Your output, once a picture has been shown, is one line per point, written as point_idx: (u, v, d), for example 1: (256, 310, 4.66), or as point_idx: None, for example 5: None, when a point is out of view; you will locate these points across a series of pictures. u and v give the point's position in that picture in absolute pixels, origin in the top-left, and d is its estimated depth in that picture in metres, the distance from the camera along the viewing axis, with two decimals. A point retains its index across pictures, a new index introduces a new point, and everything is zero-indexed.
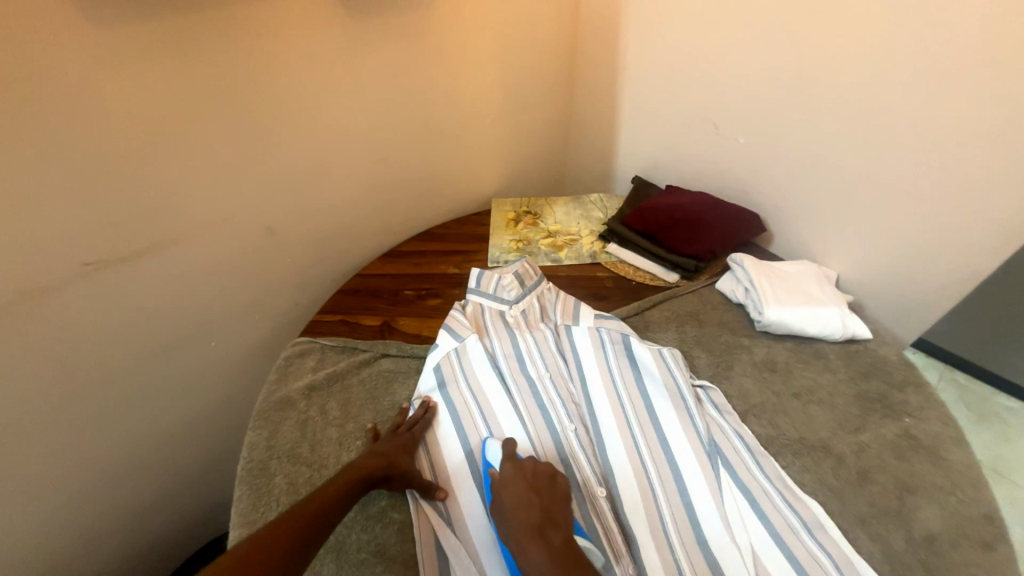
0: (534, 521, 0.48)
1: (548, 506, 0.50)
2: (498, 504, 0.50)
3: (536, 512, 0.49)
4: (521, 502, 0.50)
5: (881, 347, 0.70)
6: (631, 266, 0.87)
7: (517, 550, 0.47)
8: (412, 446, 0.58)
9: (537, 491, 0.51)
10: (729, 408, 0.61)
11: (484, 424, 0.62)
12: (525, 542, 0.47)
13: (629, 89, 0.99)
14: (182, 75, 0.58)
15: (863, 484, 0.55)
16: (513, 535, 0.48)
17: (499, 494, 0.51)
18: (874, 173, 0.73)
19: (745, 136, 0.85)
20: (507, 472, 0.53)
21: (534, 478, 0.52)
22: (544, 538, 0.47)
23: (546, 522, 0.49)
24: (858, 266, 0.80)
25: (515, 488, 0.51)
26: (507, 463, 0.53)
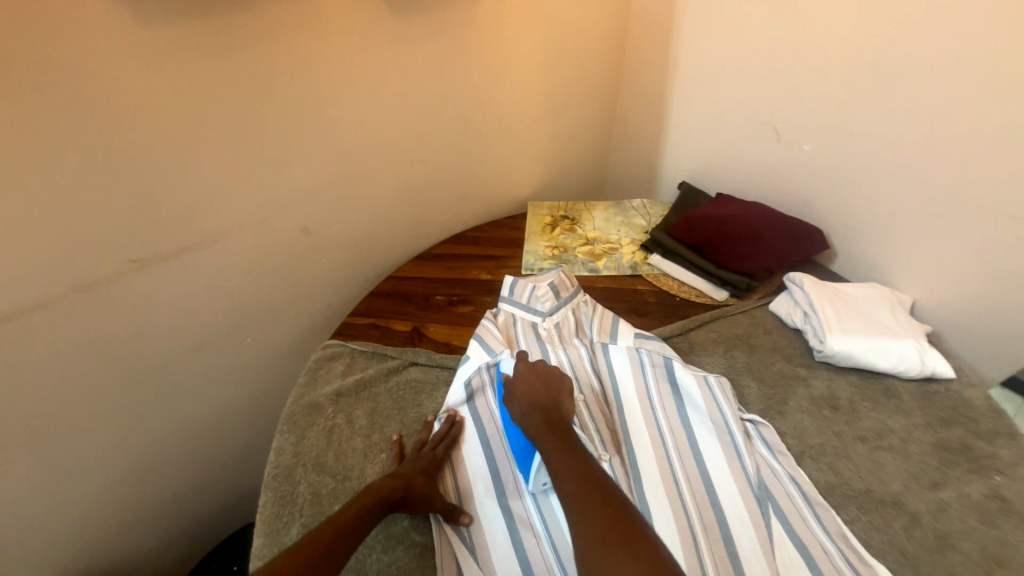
0: (539, 400, 0.56)
1: (553, 394, 0.56)
2: (510, 390, 0.57)
3: (542, 394, 0.56)
4: (530, 389, 0.57)
5: (965, 389, 0.61)
6: (675, 279, 0.81)
7: (521, 419, 0.54)
8: (435, 466, 0.56)
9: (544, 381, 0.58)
10: (783, 448, 0.55)
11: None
12: (530, 414, 0.54)
13: (681, 90, 0.93)
14: (225, 75, 0.58)
15: (943, 551, 0.47)
16: (518, 408, 0.55)
17: (510, 380, 0.58)
18: (966, 189, 0.64)
19: (811, 143, 0.77)
20: (521, 366, 0.60)
21: (543, 371, 0.59)
22: (544, 413, 0.54)
23: (548, 402, 0.56)
24: (939, 293, 0.71)
25: (525, 377, 0.58)
26: (520, 362, 0.60)
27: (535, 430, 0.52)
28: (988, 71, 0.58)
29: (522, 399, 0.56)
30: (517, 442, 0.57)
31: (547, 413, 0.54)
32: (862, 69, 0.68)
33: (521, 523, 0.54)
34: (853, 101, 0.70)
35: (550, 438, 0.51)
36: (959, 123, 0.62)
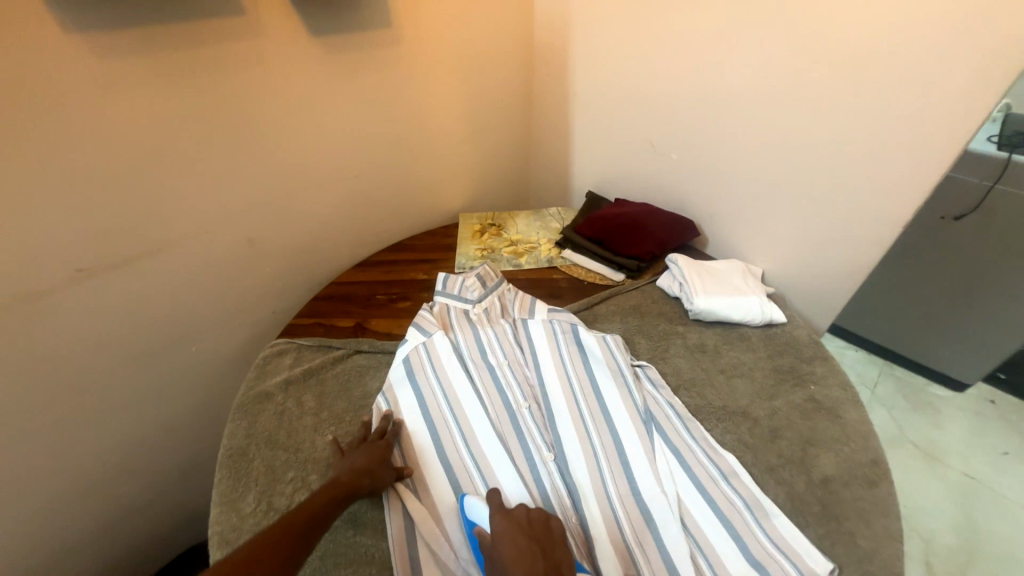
0: (535, 570, 0.47)
1: (549, 555, 0.49)
2: (495, 562, 0.48)
3: (537, 560, 0.48)
4: (520, 554, 0.48)
5: (794, 329, 0.80)
6: (583, 268, 0.97)
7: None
8: (389, 449, 0.62)
9: (535, 543, 0.50)
10: (662, 382, 0.70)
11: (464, 447, 0.65)
12: None
13: (580, 115, 1.12)
14: (173, 102, 0.65)
15: (773, 440, 0.63)
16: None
17: (492, 547, 0.50)
18: (782, 180, 0.85)
19: (677, 153, 0.98)
20: (504, 529, 0.51)
21: (529, 530, 0.52)
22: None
23: (548, 572, 0.47)
24: (777, 261, 0.92)
25: (511, 539, 0.50)
26: (498, 517, 0.53)
27: None
28: (784, 93, 0.79)
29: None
30: None
31: None
32: (705, 93, 0.88)
33: None
34: (702, 119, 0.91)
35: None
36: (771, 132, 0.83)
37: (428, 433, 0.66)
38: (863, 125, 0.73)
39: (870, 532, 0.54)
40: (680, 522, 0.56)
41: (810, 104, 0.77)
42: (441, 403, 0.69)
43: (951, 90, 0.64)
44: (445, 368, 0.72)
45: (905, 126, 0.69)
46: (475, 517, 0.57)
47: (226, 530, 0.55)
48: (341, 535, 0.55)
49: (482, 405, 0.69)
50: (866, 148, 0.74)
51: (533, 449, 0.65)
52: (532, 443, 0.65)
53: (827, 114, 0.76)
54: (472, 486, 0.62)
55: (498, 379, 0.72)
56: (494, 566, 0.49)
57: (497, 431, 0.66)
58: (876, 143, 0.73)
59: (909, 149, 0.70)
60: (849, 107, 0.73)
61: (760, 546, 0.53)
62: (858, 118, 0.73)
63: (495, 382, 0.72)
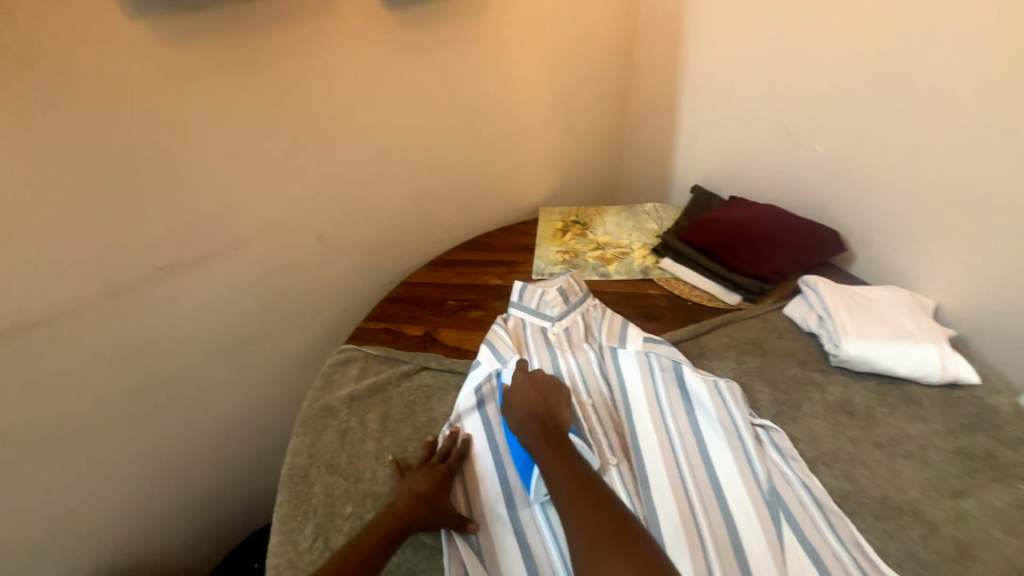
0: (534, 409, 0.57)
1: (550, 404, 0.58)
2: (508, 400, 0.59)
3: (539, 403, 0.58)
4: (526, 400, 0.58)
5: (990, 395, 0.59)
6: (686, 283, 0.81)
7: (519, 429, 0.56)
8: (448, 477, 0.55)
9: (542, 393, 0.59)
10: (794, 453, 0.55)
11: (496, 358, 0.66)
12: (526, 424, 0.56)
13: (690, 93, 0.93)
14: (243, 92, 0.61)
15: (964, 563, 0.46)
16: (515, 418, 0.57)
17: (509, 390, 0.60)
18: (989, 188, 0.62)
19: (824, 143, 0.76)
20: (518, 378, 0.61)
21: (542, 380, 0.61)
22: (540, 421, 0.56)
23: (545, 411, 0.57)
24: (965, 296, 0.68)
25: (522, 387, 0.59)
26: (519, 372, 0.61)
27: (532, 441, 0.54)
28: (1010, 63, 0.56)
29: (518, 410, 0.57)
30: (519, 451, 0.58)
31: (542, 422, 0.56)
32: (878, 65, 0.67)
33: (520, 536, 0.54)
34: (866, 100, 0.69)
35: (546, 448, 0.53)
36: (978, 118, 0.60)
37: (495, 474, 0.58)
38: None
39: None
40: None
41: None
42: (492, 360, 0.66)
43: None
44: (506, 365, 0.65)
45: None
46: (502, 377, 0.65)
47: (283, 565, 0.52)
48: None
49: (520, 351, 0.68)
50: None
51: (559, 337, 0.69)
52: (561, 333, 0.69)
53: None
54: (490, 364, 0.66)
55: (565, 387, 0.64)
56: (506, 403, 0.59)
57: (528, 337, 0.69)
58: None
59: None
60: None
61: None
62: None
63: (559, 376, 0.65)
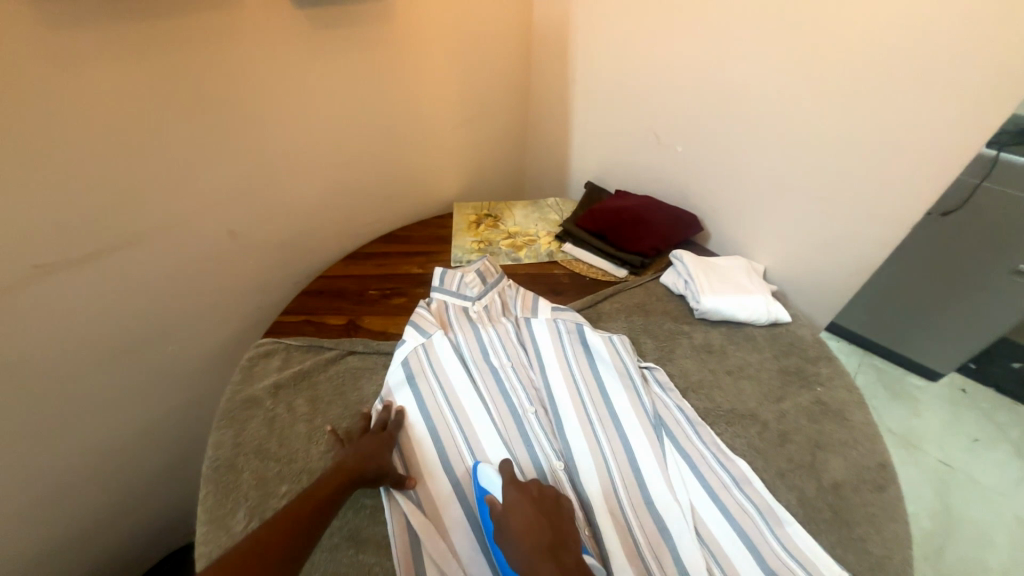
0: (544, 541, 0.48)
1: (557, 529, 0.50)
2: (504, 528, 0.50)
3: (546, 533, 0.49)
4: (528, 526, 0.49)
5: (798, 328, 0.80)
6: (585, 263, 0.94)
7: (529, 573, 0.46)
8: (390, 444, 0.59)
9: (544, 514, 0.51)
10: (671, 385, 0.68)
11: (468, 451, 0.62)
12: (540, 568, 0.46)
13: (579, 101, 1.07)
14: (137, 77, 0.58)
15: (783, 444, 0.63)
16: (522, 558, 0.47)
17: (505, 514, 0.51)
18: (790, 178, 0.84)
19: (682, 145, 0.95)
20: (512, 496, 0.52)
21: (539, 500, 0.53)
22: (555, 560, 0.47)
23: (555, 543, 0.49)
24: (780, 259, 0.92)
25: (520, 509, 0.51)
26: (510, 488, 0.53)
27: None
28: (800, 85, 0.76)
29: (524, 546, 0.48)
30: None
31: (556, 558, 0.47)
32: (716, 82, 0.85)
33: None
34: (708, 110, 0.88)
35: None
36: (785, 124, 0.80)
37: (430, 437, 0.63)
38: (884, 120, 0.71)
39: (881, 538, 0.54)
40: (695, 533, 0.55)
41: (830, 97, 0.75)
42: (454, 432, 0.64)
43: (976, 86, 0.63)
44: (453, 389, 0.67)
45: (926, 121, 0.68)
46: (486, 484, 0.57)
47: (215, 550, 0.52)
48: (342, 556, 0.52)
49: (472, 381, 0.69)
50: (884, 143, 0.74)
51: (515, 403, 0.68)
52: (515, 397, 0.68)
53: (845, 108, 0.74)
54: (463, 464, 0.61)
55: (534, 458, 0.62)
56: (502, 531, 0.50)
57: (486, 402, 0.67)
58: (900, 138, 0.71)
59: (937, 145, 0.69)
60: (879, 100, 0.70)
61: (770, 551, 0.53)
62: (883, 111, 0.71)
63: (519, 431, 0.65)
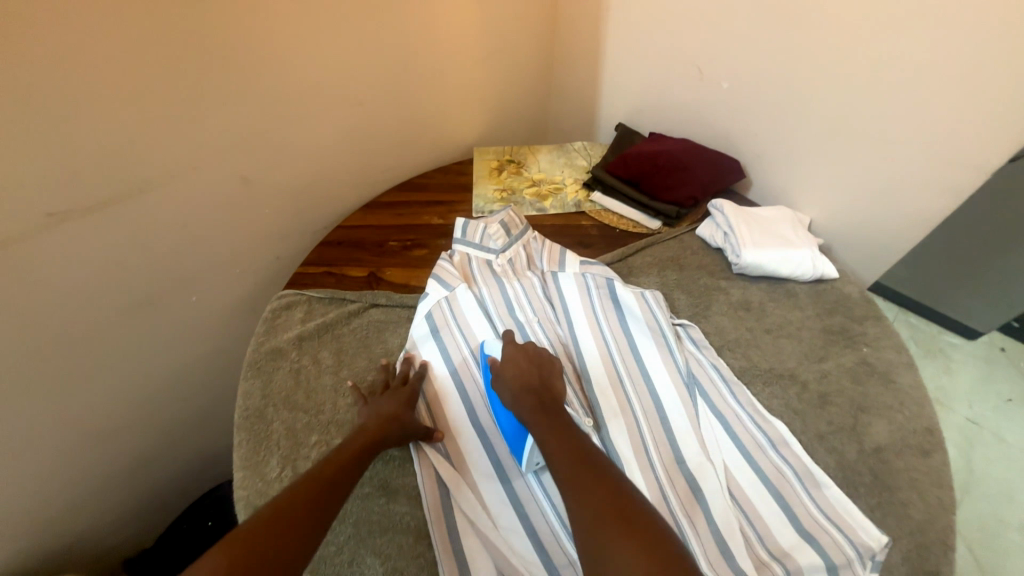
0: (530, 383, 0.55)
1: (544, 376, 0.57)
2: (499, 372, 0.57)
3: (534, 377, 0.56)
4: (519, 372, 0.56)
5: (845, 286, 0.74)
6: (614, 214, 0.88)
7: (513, 405, 0.54)
8: (414, 397, 0.58)
9: (534, 364, 0.58)
10: (706, 343, 0.65)
11: (463, 343, 0.65)
12: (522, 398, 0.53)
13: (614, 31, 0.95)
14: (127, 3, 0.52)
15: (823, 406, 0.60)
16: (510, 393, 0.54)
17: (499, 364, 0.58)
18: (852, 119, 0.74)
19: (729, 81, 0.84)
20: (508, 351, 0.59)
21: (533, 353, 0.59)
22: (537, 396, 0.54)
23: (540, 385, 0.55)
24: (830, 209, 0.84)
25: (514, 361, 0.58)
26: (508, 344, 0.60)
27: (528, 415, 0.52)
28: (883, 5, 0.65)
29: (513, 385, 0.55)
30: (509, 426, 0.57)
31: (539, 395, 0.54)
32: (778, 3, 0.73)
33: (516, 501, 0.54)
34: (765, 38, 0.77)
35: (543, 421, 0.51)
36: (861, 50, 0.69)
37: (456, 391, 0.62)
38: (977, 48, 0.62)
39: (923, 504, 0.52)
40: (727, 491, 0.53)
41: (919, 18, 0.63)
42: (455, 332, 0.66)
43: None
44: (478, 342, 0.65)
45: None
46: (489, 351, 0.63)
47: (252, 495, 0.53)
48: (373, 505, 0.53)
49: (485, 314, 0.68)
50: (980, 73, 0.63)
51: (518, 312, 0.69)
52: (531, 330, 0.67)
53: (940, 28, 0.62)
54: (460, 353, 0.65)
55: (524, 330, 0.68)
56: (498, 379, 0.57)
57: (486, 307, 0.69)
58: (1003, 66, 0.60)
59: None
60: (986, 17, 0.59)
61: (806, 513, 0.51)
62: (977, 37, 0.61)
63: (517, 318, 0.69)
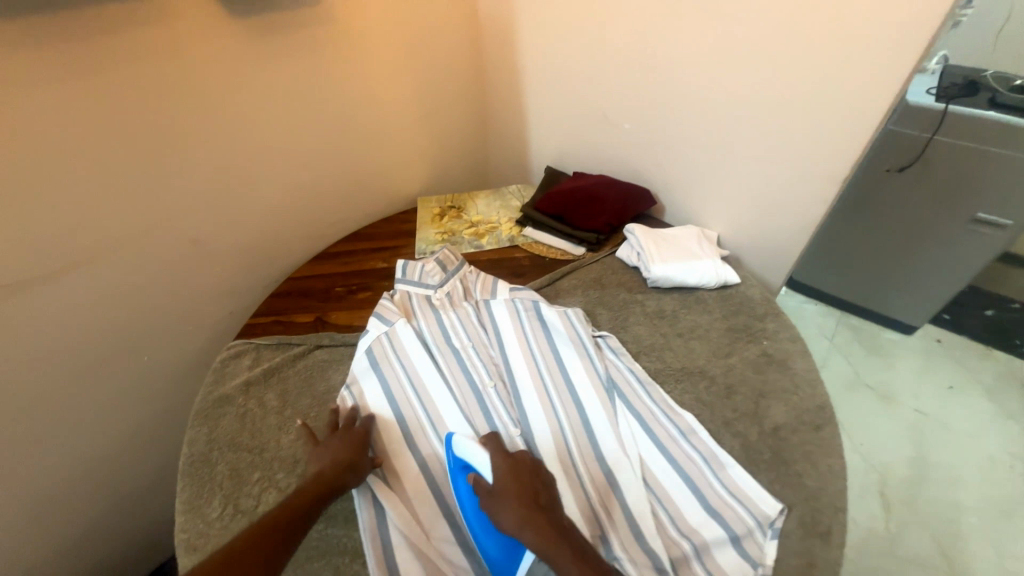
0: (539, 504, 0.51)
1: (545, 490, 0.53)
2: (494, 495, 0.51)
3: (536, 494, 0.52)
4: (519, 490, 0.52)
5: (747, 289, 0.83)
6: (544, 245, 0.97)
7: (520, 532, 0.49)
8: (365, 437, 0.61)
9: (532, 478, 0.54)
10: (623, 350, 0.71)
11: (433, 432, 0.65)
12: (533, 525, 0.49)
13: (532, 88, 1.09)
14: (84, 99, 0.60)
15: (729, 396, 0.66)
16: (513, 519, 0.49)
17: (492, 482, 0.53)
18: (730, 147, 0.87)
19: (630, 123, 0.98)
20: (500, 467, 0.54)
21: (523, 464, 0.55)
22: (548, 518, 0.50)
23: (546, 502, 0.52)
24: (731, 224, 0.96)
25: (509, 478, 0.53)
26: (497, 459, 0.55)
27: (545, 546, 0.48)
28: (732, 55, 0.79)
29: (518, 510, 0.50)
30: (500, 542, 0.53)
31: (549, 516, 0.50)
32: (656, 59, 0.87)
33: None
34: (652, 87, 0.91)
35: (562, 552, 0.47)
36: (728, 88, 0.82)
37: (409, 446, 0.64)
38: (811, 85, 0.75)
39: (815, 473, 0.57)
40: (642, 481, 0.58)
41: (762, 64, 0.77)
42: (418, 410, 0.67)
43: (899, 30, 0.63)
44: (418, 375, 0.70)
45: (857, 73, 0.70)
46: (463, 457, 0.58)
47: (193, 537, 0.55)
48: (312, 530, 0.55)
49: (433, 361, 0.71)
50: (816, 104, 0.75)
51: (474, 376, 0.71)
52: (490, 404, 0.68)
53: (780, 68, 0.76)
54: (431, 446, 0.64)
55: (464, 364, 0.72)
56: (490, 500, 0.52)
57: (445, 375, 0.70)
58: (834, 91, 0.73)
59: (865, 97, 0.71)
60: (811, 58, 0.72)
61: (712, 492, 0.56)
62: (808, 78, 0.74)
63: (463, 369, 0.71)
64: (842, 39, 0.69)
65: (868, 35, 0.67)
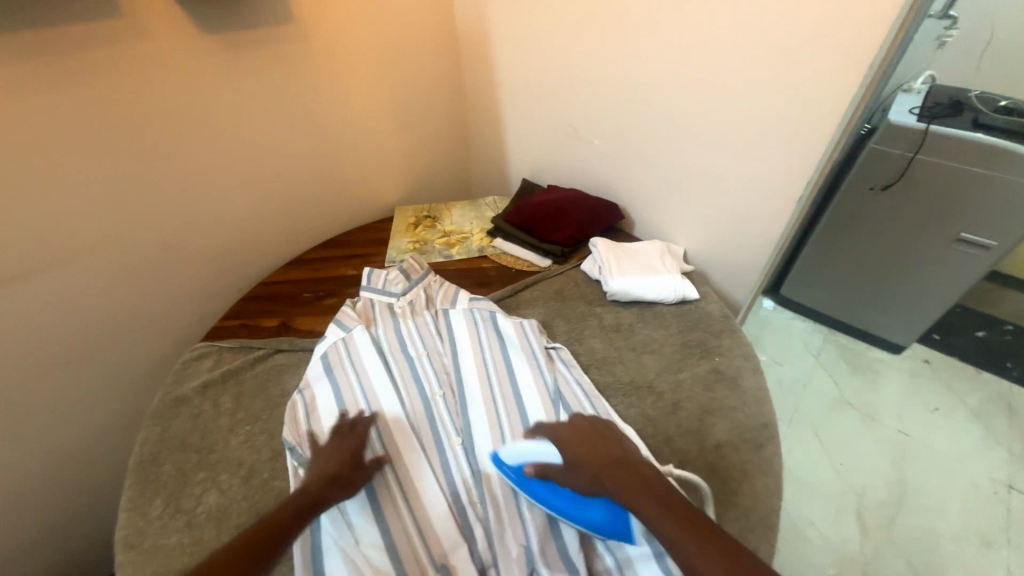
0: (608, 460, 0.52)
1: (612, 448, 0.54)
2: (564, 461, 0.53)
3: (605, 452, 0.53)
4: (587, 450, 0.54)
5: (706, 304, 0.84)
6: (512, 256, 0.99)
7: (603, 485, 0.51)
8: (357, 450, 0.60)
9: (595, 439, 0.55)
10: (574, 362, 0.73)
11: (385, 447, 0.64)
12: (611, 476, 0.51)
13: (509, 102, 1.11)
14: (58, 111, 0.62)
15: (675, 411, 0.67)
16: (590, 475, 0.51)
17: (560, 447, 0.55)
18: (695, 163, 0.88)
19: (600, 138, 0.99)
20: (565, 434, 0.56)
21: (587, 430, 0.57)
22: (624, 469, 0.51)
23: (615, 458, 0.53)
24: (697, 240, 0.96)
25: (575, 442, 0.55)
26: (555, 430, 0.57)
27: (625, 496, 0.49)
28: (696, 75, 0.80)
29: (593, 468, 0.52)
30: (598, 510, 0.53)
31: (622, 468, 0.51)
32: (624, 77, 0.89)
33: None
34: (621, 103, 0.92)
35: (642, 498, 0.48)
36: (692, 107, 0.83)
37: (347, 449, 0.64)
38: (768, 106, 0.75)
39: (751, 491, 0.58)
40: None
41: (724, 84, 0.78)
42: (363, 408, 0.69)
43: (850, 54, 0.64)
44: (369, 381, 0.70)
45: (810, 95, 0.70)
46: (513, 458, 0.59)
47: (131, 535, 0.56)
48: None
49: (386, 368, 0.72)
50: (773, 125, 0.76)
51: (425, 385, 0.72)
52: (438, 414, 0.69)
53: (740, 88, 0.76)
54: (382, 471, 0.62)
55: (416, 372, 0.73)
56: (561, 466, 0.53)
57: (397, 383, 0.71)
58: (790, 113, 0.74)
59: (817, 121, 0.71)
60: (768, 80, 0.73)
61: None
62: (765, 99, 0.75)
63: (415, 377, 0.73)
64: (794, 63, 0.70)
65: (817, 59, 0.68)
